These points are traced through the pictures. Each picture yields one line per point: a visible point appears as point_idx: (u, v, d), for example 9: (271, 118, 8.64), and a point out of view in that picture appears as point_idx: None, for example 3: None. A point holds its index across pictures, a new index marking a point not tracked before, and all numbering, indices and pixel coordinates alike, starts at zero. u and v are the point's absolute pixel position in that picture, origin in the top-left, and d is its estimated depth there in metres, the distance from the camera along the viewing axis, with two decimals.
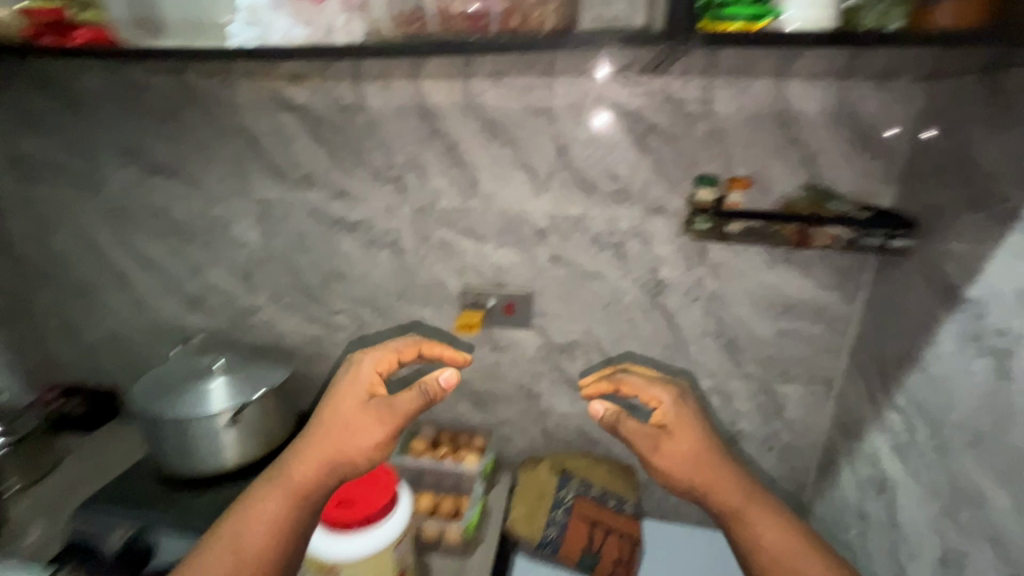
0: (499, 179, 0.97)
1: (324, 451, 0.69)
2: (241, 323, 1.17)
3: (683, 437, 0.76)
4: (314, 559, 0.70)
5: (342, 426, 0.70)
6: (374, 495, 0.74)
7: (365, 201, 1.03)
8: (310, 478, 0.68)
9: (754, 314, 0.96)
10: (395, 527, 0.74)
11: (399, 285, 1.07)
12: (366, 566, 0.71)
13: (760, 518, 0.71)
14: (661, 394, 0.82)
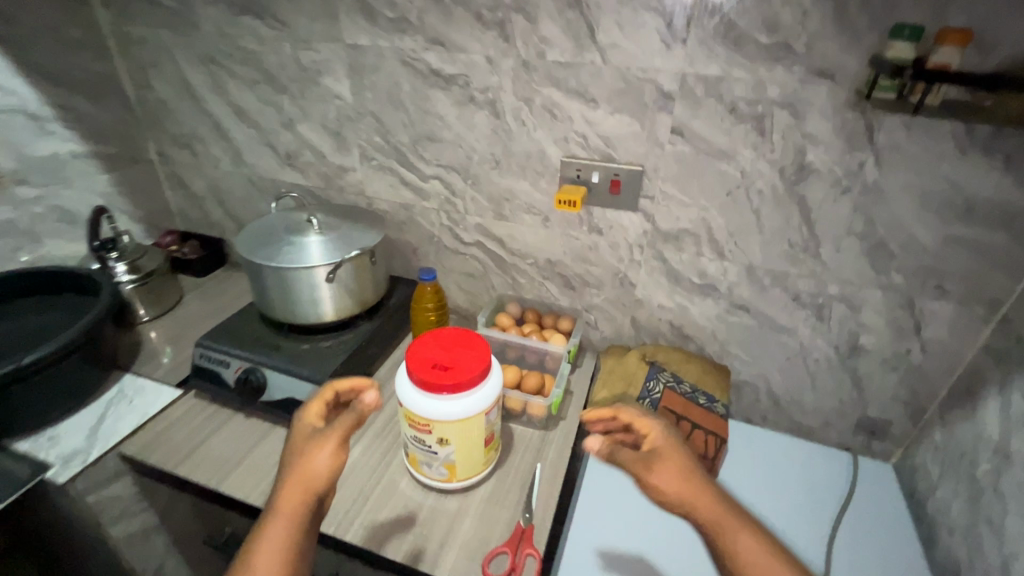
0: (624, 26, 0.80)
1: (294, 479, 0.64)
2: (333, 183, 1.16)
3: (671, 465, 0.69)
4: (411, 412, 0.73)
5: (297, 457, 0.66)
6: (469, 366, 0.73)
7: (463, 51, 0.91)
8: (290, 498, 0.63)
9: (918, 215, 0.79)
10: (486, 399, 0.74)
11: (495, 152, 0.98)
12: (459, 426, 0.73)
13: (749, 551, 0.64)
14: (650, 421, 0.74)
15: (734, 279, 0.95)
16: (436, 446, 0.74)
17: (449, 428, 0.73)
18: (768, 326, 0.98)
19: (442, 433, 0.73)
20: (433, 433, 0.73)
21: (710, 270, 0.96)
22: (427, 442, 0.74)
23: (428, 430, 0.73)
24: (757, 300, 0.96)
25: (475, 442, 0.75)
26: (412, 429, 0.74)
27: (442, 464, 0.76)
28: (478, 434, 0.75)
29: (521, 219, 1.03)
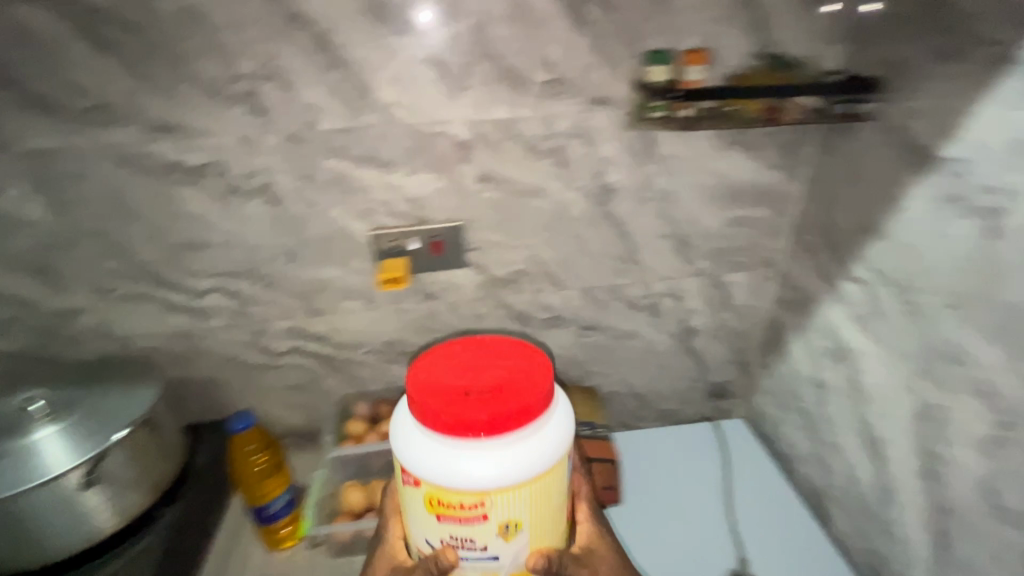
0: (399, 82, 0.72)
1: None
2: (57, 334, 0.83)
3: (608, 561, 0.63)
4: (446, 494, 0.49)
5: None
6: (523, 389, 0.51)
7: (208, 134, 0.72)
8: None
9: (704, 207, 0.89)
10: (553, 436, 0.52)
11: (285, 242, 0.81)
12: (528, 505, 0.51)
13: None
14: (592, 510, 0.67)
15: (576, 304, 0.95)
16: (489, 545, 0.51)
17: (509, 504, 0.50)
18: (617, 336, 1.00)
19: (501, 521, 0.50)
20: (492, 519, 0.50)
21: (553, 301, 0.94)
22: (482, 545, 0.51)
23: (476, 514, 0.50)
24: (601, 317, 0.97)
25: (546, 534, 0.54)
26: (449, 527, 0.51)
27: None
28: (556, 508, 0.53)
29: (341, 306, 0.88)
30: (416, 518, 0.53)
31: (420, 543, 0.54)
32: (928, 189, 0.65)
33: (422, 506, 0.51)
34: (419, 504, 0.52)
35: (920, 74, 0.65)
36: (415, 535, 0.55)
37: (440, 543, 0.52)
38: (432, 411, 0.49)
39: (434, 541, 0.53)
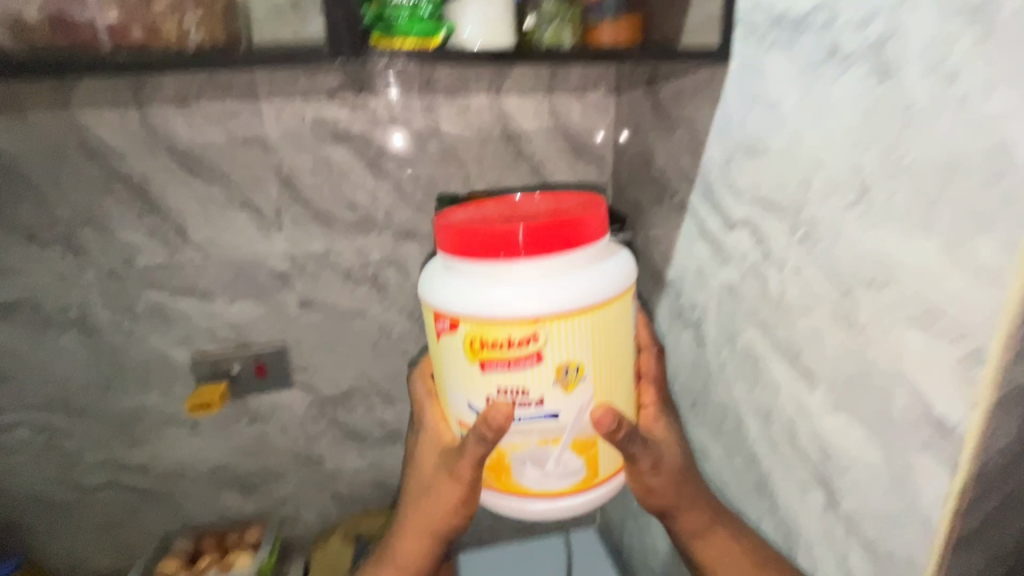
0: (214, 222, 0.80)
1: (412, 529, 0.66)
2: None
3: (656, 451, 0.59)
4: (491, 332, 0.48)
5: (439, 491, 0.62)
6: (574, 222, 0.50)
7: (22, 273, 0.77)
8: (405, 551, 0.67)
9: None
10: (617, 266, 0.52)
11: (100, 371, 0.82)
12: (585, 342, 0.50)
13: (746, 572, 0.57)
14: (654, 392, 0.63)
15: None
16: (546, 399, 0.50)
17: (564, 338, 0.49)
18: None
19: (558, 364, 0.49)
20: (547, 360, 0.49)
21: (387, 417, 0.97)
22: (540, 399, 0.50)
23: (522, 354, 0.49)
24: None
25: (602, 392, 0.52)
26: (494, 376, 0.50)
27: (545, 439, 0.52)
28: (613, 345, 0.52)
29: (163, 433, 0.88)
30: (453, 377, 0.53)
31: (463, 412, 0.54)
32: (667, 305, 0.76)
33: (460, 353, 0.51)
34: (459, 354, 0.51)
35: (649, 213, 0.80)
36: (454, 406, 0.55)
37: (488, 401, 0.51)
38: (458, 237, 0.51)
39: (479, 403, 0.52)
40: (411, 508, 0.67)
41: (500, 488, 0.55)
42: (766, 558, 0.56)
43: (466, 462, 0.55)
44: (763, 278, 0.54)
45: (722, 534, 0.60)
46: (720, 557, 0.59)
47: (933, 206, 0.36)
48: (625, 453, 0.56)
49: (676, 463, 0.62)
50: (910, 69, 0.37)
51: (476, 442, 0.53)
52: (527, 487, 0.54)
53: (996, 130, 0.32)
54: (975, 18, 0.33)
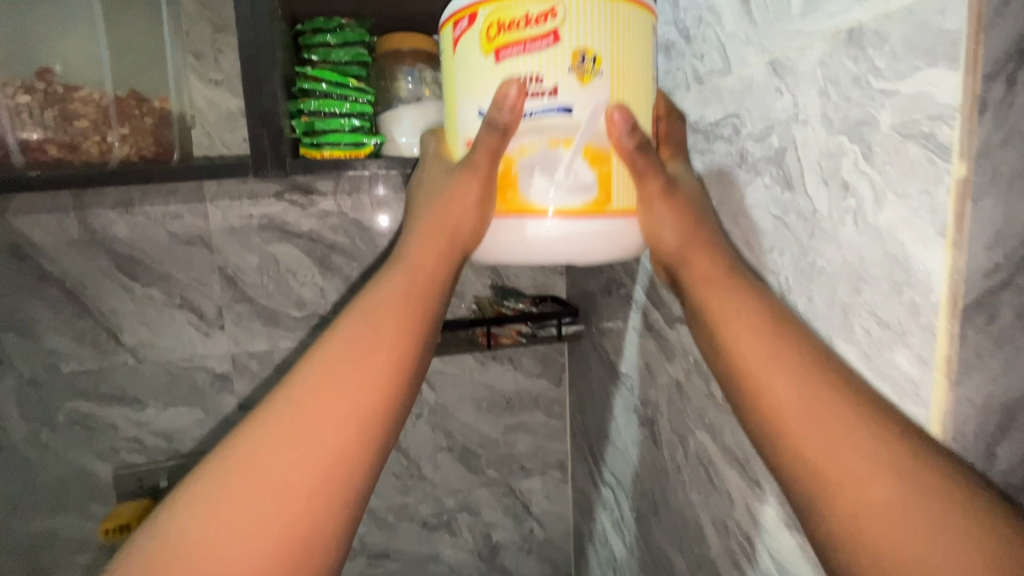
0: (151, 325, 0.77)
1: (343, 340, 0.39)
2: None
3: (664, 206, 0.43)
4: (507, 11, 0.39)
5: (446, 191, 0.42)
6: None
7: None
8: (324, 386, 0.37)
9: (481, 419, 0.92)
10: None
11: (9, 491, 0.75)
12: (605, 28, 0.39)
13: (837, 443, 0.33)
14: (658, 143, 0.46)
15: (362, 532, 0.89)
16: (559, 90, 0.39)
17: (584, 11, 0.39)
18: (416, 561, 0.93)
19: (574, 46, 0.39)
20: (563, 39, 0.39)
21: None
22: (552, 90, 0.39)
23: (537, 32, 0.39)
24: (392, 543, 0.91)
25: (627, 84, 0.41)
26: (511, 64, 0.39)
27: (555, 140, 0.40)
28: (638, 64, 0.41)
29: (74, 561, 0.78)
30: (468, 85, 0.41)
31: (470, 129, 0.42)
32: (623, 399, 0.73)
33: (474, 48, 0.40)
34: (472, 50, 0.40)
35: (601, 304, 0.79)
36: (461, 124, 0.43)
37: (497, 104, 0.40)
38: None
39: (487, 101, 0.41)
40: (370, 292, 0.42)
41: (504, 212, 0.42)
42: (864, 391, 0.34)
43: (477, 154, 0.41)
44: (705, 377, 0.53)
45: (730, 289, 0.41)
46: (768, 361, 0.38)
47: (848, 312, 0.36)
48: (638, 177, 0.43)
49: (690, 196, 0.45)
50: (807, 180, 0.38)
51: (486, 127, 0.40)
52: (568, 208, 0.41)
53: (890, 242, 0.33)
54: (855, 135, 0.35)
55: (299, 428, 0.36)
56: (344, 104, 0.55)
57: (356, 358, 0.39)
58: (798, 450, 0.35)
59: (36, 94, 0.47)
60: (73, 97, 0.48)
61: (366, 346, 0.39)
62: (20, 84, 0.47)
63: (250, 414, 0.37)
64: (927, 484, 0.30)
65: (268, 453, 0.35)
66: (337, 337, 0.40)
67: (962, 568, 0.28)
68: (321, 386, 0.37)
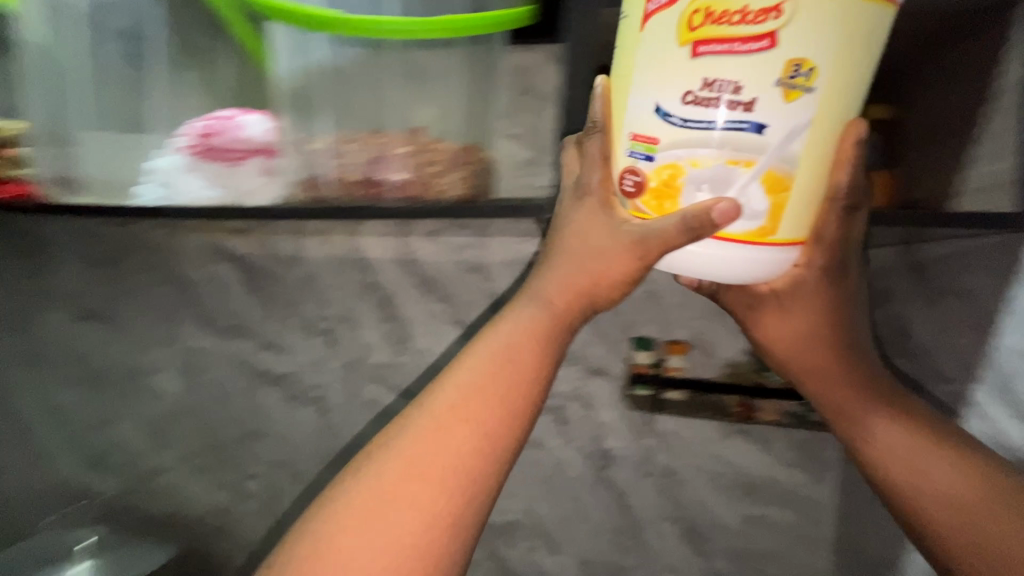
0: (433, 335, 0.93)
1: (485, 358, 0.52)
2: (147, 488, 1.06)
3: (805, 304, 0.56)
4: (720, 4, 0.39)
5: (592, 244, 0.52)
6: None
7: (296, 353, 0.98)
8: (481, 392, 0.50)
9: (714, 496, 0.83)
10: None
11: (322, 446, 0.98)
12: (835, 26, 0.39)
13: (927, 468, 0.55)
14: (820, 253, 0.49)
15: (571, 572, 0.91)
16: (757, 102, 0.40)
17: (813, 13, 0.39)
18: None
19: (789, 56, 0.39)
20: (781, 45, 0.39)
21: (545, 563, 0.92)
22: (750, 101, 0.40)
23: (748, 35, 0.39)
24: None
25: (836, 94, 0.41)
26: (706, 60, 0.41)
27: (735, 159, 0.42)
28: (849, 79, 0.42)
29: None
30: (655, 69, 0.43)
31: (642, 120, 0.44)
32: None
33: (676, 31, 0.42)
34: (668, 34, 0.42)
35: None
36: (636, 106, 0.45)
37: (686, 98, 0.42)
38: None
39: (670, 100, 0.42)
40: (513, 318, 0.54)
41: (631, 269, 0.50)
42: (943, 436, 0.57)
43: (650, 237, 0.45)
44: None
45: (846, 372, 0.59)
46: (856, 407, 0.60)
47: None
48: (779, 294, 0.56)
49: (835, 290, 0.54)
50: None
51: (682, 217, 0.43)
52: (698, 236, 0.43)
53: None
54: None
55: (457, 428, 0.49)
56: None
57: (498, 371, 0.51)
58: (909, 480, 0.56)
59: (412, 147, 0.61)
60: (430, 149, 0.61)
61: (502, 361, 0.52)
62: (405, 138, 0.61)
63: (416, 406, 0.51)
64: (972, 485, 0.53)
65: (431, 452, 0.48)
66: (478, 355, 0.52)
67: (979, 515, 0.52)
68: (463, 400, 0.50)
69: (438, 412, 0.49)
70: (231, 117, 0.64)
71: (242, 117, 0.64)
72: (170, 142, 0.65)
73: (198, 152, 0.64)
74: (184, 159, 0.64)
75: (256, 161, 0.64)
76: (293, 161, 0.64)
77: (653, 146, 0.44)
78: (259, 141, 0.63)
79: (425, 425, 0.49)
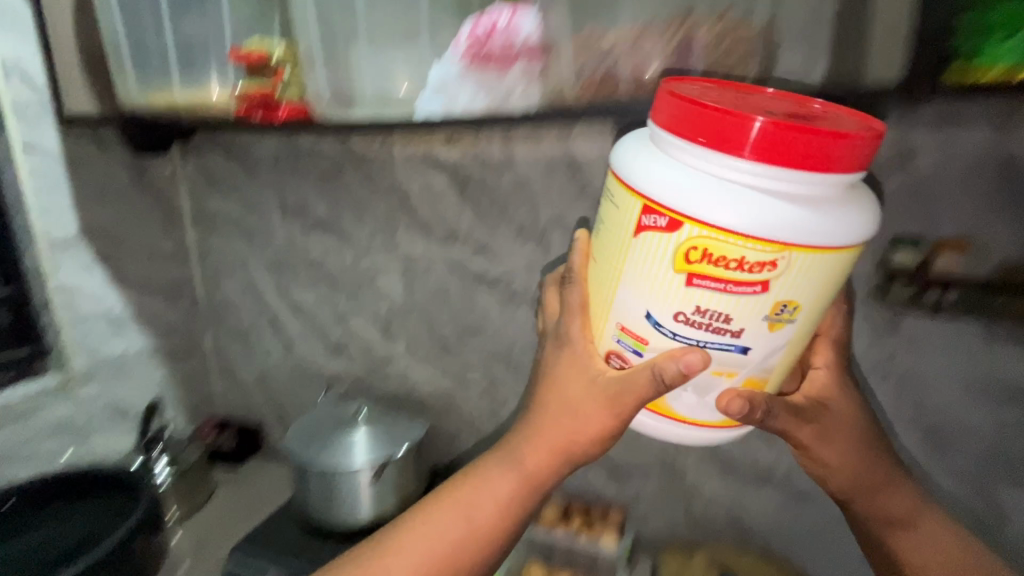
0: None
1: (489, 486, 0.76)
2: (379, 374, 1.23)
3: (802, 394, 0.67)
4: (720, 253, 0.53)
5: (558, 373, 0.71)
6: (825, 149, 0.50)
7: (508, 256, 1.03)
8: (485, 490, 0.76)
9: (965, 401, 0.81)
10: (847, 228, 0.54)
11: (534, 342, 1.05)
12: (813, 283, 0.55)
13: (899, 504, 0.77)
14: (833, 353, 0.74)
15: (790, 468, 0.92)
16: (744, 331, 0.56)
17: (794, 279, 0.54)
18: (838, 517, 0.91)
19: (778, 297, 0.54)
20: (770, 292, 0.54)
21: (762, 458, 0.93)
22: (737, 331, 0.56)
23: (735, 278, 0.53)
24: (818, 489, 0.91)
25: (816, 305, 0.57)
26: (698, 290, 0.55)
27: (718, 370, 0.59)
28: (824, 271, 0.55)
29: None
30: (655, 288, 0.57)
31: (638, 319, 0.59)
32: None
33: (669, 257, 0.55)
34: (665, 254, 0.55)
35: None
36: (631, 300, 0.59)
37: (676, 316, 0.56)
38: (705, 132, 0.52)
39: (662, 310, 0.57)
40: (485, 492, 0.76)
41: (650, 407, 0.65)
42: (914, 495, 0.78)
43: (626, 394, 0.62)
44: None
45: (846, 432, 0.75)
46: (854, 457, 0.75)
47: None
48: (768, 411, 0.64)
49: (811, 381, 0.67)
50: None
51: (654, 376, 0.59)
52: (667, 388, 0.60)
53: None
54: None
55: (472, 512, 0.76)
56: (1011, 21, 0.56)
57: (530, 479, 0.75)
58: (901, 528, 0.77)
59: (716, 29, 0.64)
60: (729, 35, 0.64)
61: (506, 496, 0.75)
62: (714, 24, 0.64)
63: (450, 487, 0.79)
64: (943, 544, 0.76)
65: (445, 540, 0.75)
66: (494, 459, 0.78)
67: (938, 551, 0.76)
68: (477, 528, 0.75)
69: (454, 494, 0.78)
70: (506, 18, 0.66)
71: (516, 16, 0.66)
72: (446, 49, 0.69)
73: (471, 60, 0.68)
74: (458, 68, 0.69)
75: (520, 64, 0.68)
76: (573, 61, 0.67)
77: (644, 342, 0.60)
78: (529, 43, 0.67)
79: (447, 492, 0.79)
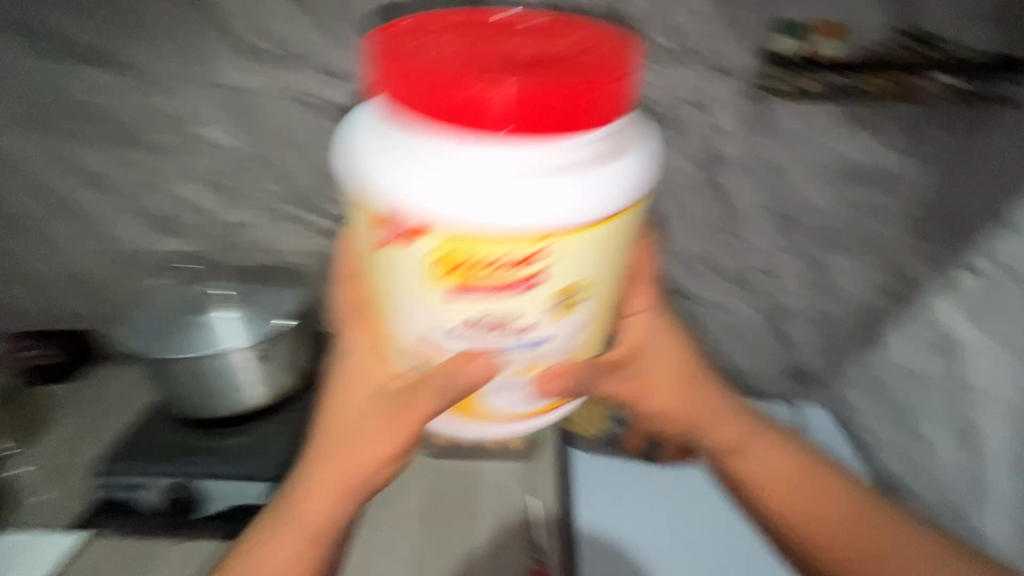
0: None
1: (303, 507, 0.57)
2: (230, 247, 1.02)
3: (659, 351, 0.65)
4: (475, 257, 0.42)
5: (348, 379, 0.58)
6: (573, 103, 0.41)
7: (368, 80, 0.85)
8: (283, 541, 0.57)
9: (816, 185, 0.90)
10: (629, 173, 0.44)
11: None
12: (594, 260, 0.45)
13: (765, 462, 0.69)
14: (649, 293, 0.65)
15: (672, 271, 0.99)
16: (533, 327, 0.46)
17: (572, 256, 0.43)
18: (708, 305, 1.03)
19: (555, 288, 0.44)
20: (543, 283, 0.44)
21: None
22: (526, 327, 0.46)
23: (500, 283, 0.43)
24: (694, 285, 1.01)
25: (602, 289, 0.48)
26: (472, 298, 0.44)
27: (521, 366, 0.49)
28: (609, 255, 0.46)
29: None
30: (423, 298, 0.46)
31: (422, 326, 0.48)
32: None
33: (428, 271, 0.44)
34: (424, 268, 0.44)
35: None
36: (413, 317, 0.48)
37: (458, 327, 0.46)
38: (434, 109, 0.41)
39: (445, 323, 0.46)
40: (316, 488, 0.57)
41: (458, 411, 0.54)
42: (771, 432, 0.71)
43: (416, 406, 0.53)
44: None
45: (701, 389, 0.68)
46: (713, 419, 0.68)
47: None
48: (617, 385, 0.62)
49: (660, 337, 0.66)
50: None
51: (451, 391, 0.49)
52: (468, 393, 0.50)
53: None
54: None
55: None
56: None
57: (334, 486, 0.57)
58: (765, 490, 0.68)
59: None
60: None
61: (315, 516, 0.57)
62: None
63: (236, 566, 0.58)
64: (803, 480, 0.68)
65: None
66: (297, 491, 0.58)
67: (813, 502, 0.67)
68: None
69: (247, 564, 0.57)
70: None
71: None
72: None
73: None
74: None
75: None
76: None
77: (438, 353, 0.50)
78: None
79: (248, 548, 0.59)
